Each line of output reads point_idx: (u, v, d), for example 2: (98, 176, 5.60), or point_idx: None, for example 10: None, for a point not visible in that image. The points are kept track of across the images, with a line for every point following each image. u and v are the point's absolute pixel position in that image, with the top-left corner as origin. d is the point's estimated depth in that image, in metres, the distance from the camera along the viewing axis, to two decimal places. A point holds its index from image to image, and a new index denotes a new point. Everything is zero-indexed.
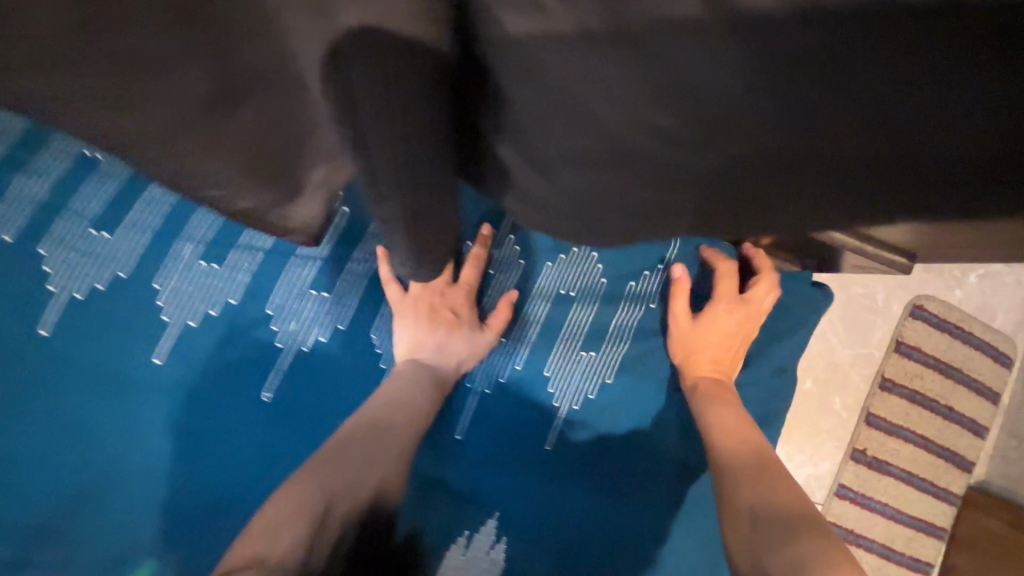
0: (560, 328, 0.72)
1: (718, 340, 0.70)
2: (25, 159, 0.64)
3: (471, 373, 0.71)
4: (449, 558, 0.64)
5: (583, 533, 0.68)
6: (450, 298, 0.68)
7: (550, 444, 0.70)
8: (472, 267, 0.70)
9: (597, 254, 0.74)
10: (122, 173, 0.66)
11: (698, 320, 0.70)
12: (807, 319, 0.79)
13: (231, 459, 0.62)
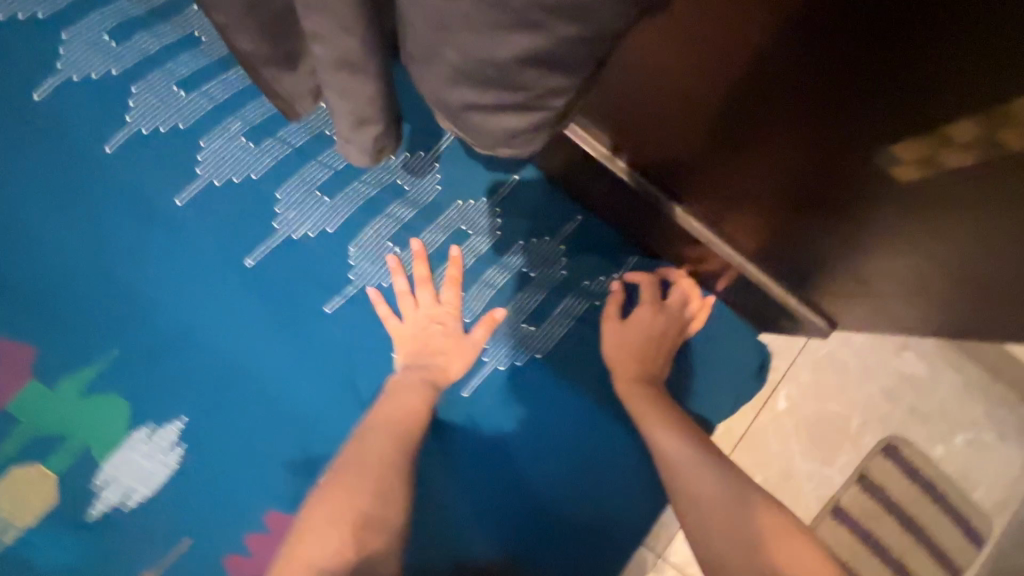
0: (512, 299, 0.79)
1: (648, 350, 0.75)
2: (152, 24, 0.82)
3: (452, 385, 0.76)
4: None
5: (478, 486, 0.73)
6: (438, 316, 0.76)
7: (466, 392, 0.76)
8: (454, 288, 0.77)
9: (563, 247, 0.83)
10: (213, 54, 0.82)
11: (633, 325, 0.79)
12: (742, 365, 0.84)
13: (210, 321, 0.74)
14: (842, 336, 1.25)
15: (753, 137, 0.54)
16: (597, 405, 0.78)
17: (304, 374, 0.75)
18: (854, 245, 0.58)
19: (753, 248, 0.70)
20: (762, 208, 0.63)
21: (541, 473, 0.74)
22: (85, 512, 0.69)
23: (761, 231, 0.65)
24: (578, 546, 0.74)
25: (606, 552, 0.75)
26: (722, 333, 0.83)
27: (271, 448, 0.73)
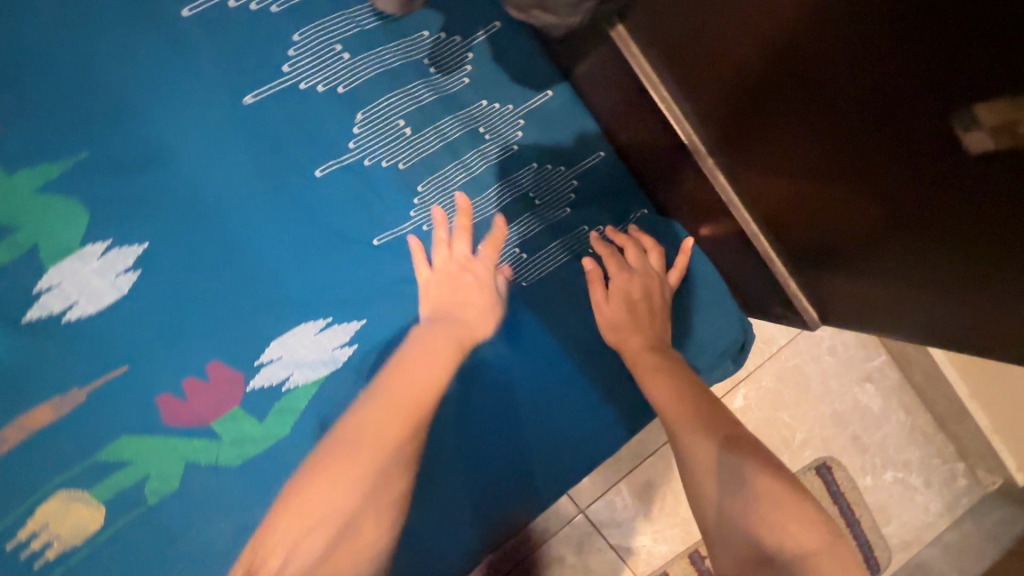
0: (509, 220, 0.75)
1: (634, 305, 0.71)
2: None
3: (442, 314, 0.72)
4: (303, 328, 0.72)
5: None
6: (466, 275, 0.70)
7: None
8: (489, 249, 0.70)
9: (577, 180, 0.78)
10: None
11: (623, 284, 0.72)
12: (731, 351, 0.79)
13: (188, 149, 0.70)
14: (814, 351, 1.26)
15: (819, 71, 0.48)
16: (565, 344, 0.77)
17: (275, 231, 0.71)
18: (885, 238, 0.53)
19: (771, 216, 0.66)
20: (785, 165, 0.58)
21: (489, 392, 0.74)
22: (27, 309, 0.68)
23: (790, 195, 0.61)
24: (506, 469, 0.74)
25: (533, 483, 0.75)
26: (715, 310, 0.77)
27: (225, 296, 0.71)
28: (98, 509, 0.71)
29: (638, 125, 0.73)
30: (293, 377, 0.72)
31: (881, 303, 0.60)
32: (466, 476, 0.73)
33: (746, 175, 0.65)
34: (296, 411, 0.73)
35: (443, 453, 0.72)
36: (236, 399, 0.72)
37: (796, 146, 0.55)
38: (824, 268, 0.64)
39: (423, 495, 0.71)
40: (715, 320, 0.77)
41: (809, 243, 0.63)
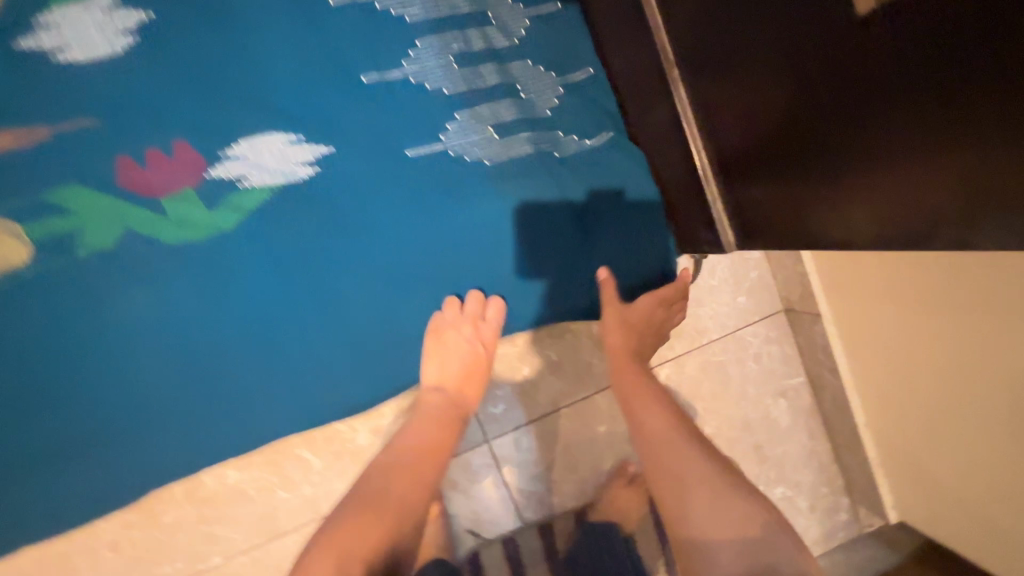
0: (490, 100, 0.80)
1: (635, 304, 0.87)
2: None
3: (401, 215, 0.78)
4: (275, 136, 0.76)
5: (370, 223, 0.78)
6: (479, 333, 0.84)
7: (410, 152, 0.79)
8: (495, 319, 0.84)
9: (562, 88, 0.83)
10: None
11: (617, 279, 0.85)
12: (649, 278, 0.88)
13: None
14: (742, 356, 1.33)
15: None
16: (508, 226, 0.79)
17: (274, 39, 0.75)
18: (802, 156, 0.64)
19: (717, 135, 0.76)
20: (735, 75, 0.69)
21: (425, 247, 0.79)
22: (21, 37, 0.71)
23: (737, 112, 0.71)
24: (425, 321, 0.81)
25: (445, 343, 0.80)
26: (645, 233, 0.85)
27: (208, 81, 0.74)
28: (25, 248, 0.73)
29: (631, 44, 0.82)
30: (251, 177, 0.76)
31: (786, 217, 0.70)
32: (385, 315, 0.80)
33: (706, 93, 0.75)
34: (245, 212, 0.76)
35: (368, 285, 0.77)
36: (192, 182, 0.75)
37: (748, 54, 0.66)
38: (744, 185, 0.75)
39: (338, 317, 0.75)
40: (643, 242, 0.85)
41: (740, 155, 0.74)
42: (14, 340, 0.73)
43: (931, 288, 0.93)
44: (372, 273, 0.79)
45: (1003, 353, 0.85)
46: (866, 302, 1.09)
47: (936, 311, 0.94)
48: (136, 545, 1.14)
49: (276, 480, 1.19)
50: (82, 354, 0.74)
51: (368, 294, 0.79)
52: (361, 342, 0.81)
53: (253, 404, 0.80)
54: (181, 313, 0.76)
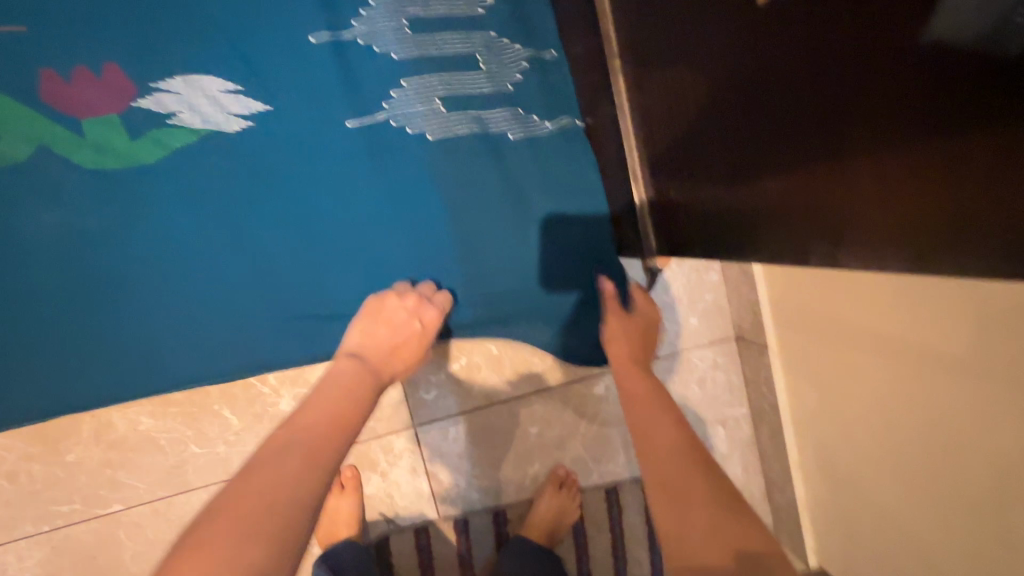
0: (442, 70, 0.77)
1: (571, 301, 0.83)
2: None
3: (331, 175, 0.76)
4: (210, 76, 0.73)
5: (297, 177, 0.76)
6: (421, 312, 0.76)
7: (350, 122, 0.76)
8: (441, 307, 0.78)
9: (525, 66, 0.80)
10: None
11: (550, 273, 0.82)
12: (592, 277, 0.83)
13: None
14: (687, 378, 1.31)
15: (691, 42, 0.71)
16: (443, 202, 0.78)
17: None
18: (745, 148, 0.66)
19: (656, 132, 0.84)
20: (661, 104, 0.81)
21: (350, 210, 0.77)
22: None
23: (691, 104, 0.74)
24: (342, 287, 0.78)
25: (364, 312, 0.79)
26: (586, 231, 0.83)
27: (147, 6, 0.72)
28: None
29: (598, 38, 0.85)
30: (180, 116, 0.73)
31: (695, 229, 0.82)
32: (301, 275, 0.78)
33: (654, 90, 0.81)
34: (167, 147, 0.73)
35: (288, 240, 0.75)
36: (116, 107, 0.72)
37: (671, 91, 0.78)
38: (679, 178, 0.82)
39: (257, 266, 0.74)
40: (582, 240, 0.83)
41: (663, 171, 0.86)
42: None
43: (845, 309, 0.96)
44: (292, 228, 0.77)
45: (895, 381, 0.89)
46: (793, 316, 1.11)
47: (847, 332, 0.97)
48: (35, 478, 1.11)
49: (190, 434, 1.16)
50: None
51: (285, 250, 0.77)
52: (266, 301, 0.77)
53: (140, 349, 0.76)
54: (79, 239, 0.73)
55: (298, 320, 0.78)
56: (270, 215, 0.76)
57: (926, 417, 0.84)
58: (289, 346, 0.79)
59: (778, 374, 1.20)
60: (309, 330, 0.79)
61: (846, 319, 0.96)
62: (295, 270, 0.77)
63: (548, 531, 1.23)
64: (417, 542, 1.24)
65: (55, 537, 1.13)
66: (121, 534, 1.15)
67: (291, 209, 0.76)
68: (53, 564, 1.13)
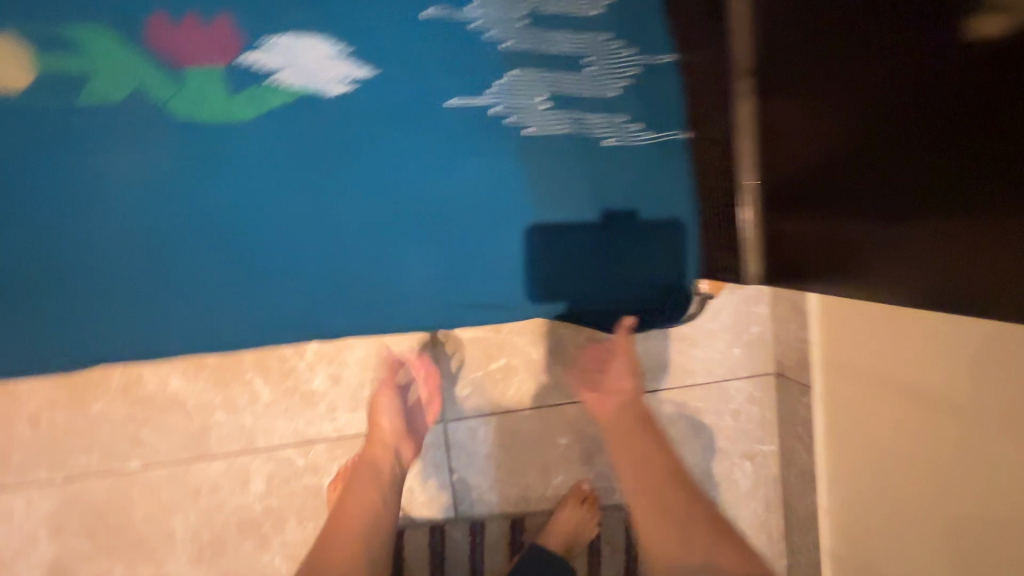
0: (551, 68, 0.76)
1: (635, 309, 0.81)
2: None
3: (425, 156, 0.75)
4: (320, 41, 0.71)
5: (390, 155, 0.74)
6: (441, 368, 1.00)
7: (452, 103, 0.75)
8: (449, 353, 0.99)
9: (635, 73, 0.78)
10: None
11: (623, 280, 0.80)
12: (661, 290, 0.80)
13: None
14: (721, 407, 1.29)
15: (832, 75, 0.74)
16: (533, 192, 0.77)
17: None
18: (870, 190, 0.71)
19: (772, 162, 0.86)
20: (781, 129, 0.84)
21: (441, 196, 0.76)
22: None
23: (812, 136, 0.78)
24: (423, 272, 0.77)
25: (437, 298, 0.78)
26: (666, 245, 0.79)
27: None
28: (27, 75, 0.68)
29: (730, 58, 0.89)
30: (283, 73, 0.71)
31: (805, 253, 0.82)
32: (379, 254, 0.76)
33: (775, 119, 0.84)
34: (265, 106, 0.72)
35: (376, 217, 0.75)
36: (219, 57, 0.70)
37: (798, 117, 0.80)
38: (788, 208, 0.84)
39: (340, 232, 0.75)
40: (661, 252, 0.79)
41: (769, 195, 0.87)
42: None
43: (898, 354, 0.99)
44: (378, 203, 0.75)
45: (944, 432, 0.92)
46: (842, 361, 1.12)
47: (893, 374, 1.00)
48: (57, 425, 1.09)
49: (217, 401, 1.14)
50: (38, 194, 0.70)
51: (368, 224, 0.75)
52: (347, 277, 0.76)
53: (212, 308, 0.74)
54: (168, 186, 0.71)
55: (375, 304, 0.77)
56: (357, 188, 0.74)
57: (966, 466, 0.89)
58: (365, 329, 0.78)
59: (818, 415, 1.19)
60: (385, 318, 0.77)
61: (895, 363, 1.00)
62: (374, 247, 0.75)
63: (566, 545, 1.20)
64: (430, 539, 1.22)
65: (69, 487, 1.11)
66: (134, 493, 1.13)
67: (381, 186, 0.75)
68: (62, 515, 1.11)
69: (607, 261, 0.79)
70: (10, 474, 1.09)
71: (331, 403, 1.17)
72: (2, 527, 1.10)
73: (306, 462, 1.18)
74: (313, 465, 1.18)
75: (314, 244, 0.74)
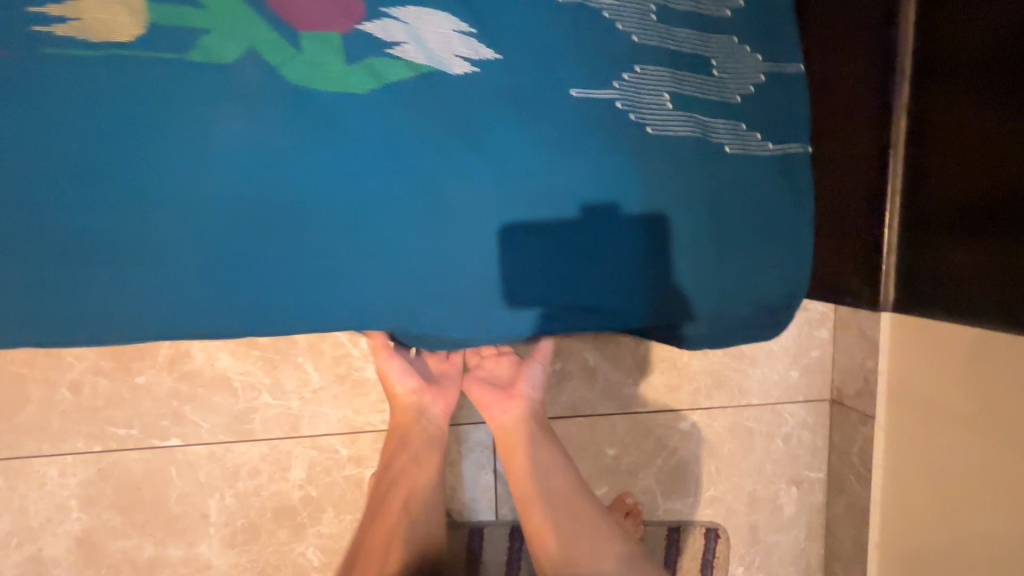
0: (677, 68, 0.77)
1: (731, 319, 0.84)
2: None
3: (548, 145, 0.71)
4: (451, 19, 0.71)
5: (510, 142, 0.71)
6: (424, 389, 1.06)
7: (575, 93, 0.73)
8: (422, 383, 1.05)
9: (756, 82, 0.82)
10: None
11: (724, 291, 0.81)
12: (760, 301, 0.83)
13: None
14: (773, 430, 1.26)
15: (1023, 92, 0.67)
16: (650, 191, 0.74)
17: None
18: None
19: (929, 186, 0.80)
20: (946, 148, 0.77)
21: (559, 189, 0.72)
22: None
23: (985, 161, 0.72)
24: (535, 270, 0.74)
25: (544, 296, 0.75)
26: (768, 259, 0.82)
27: None
28: (134, 27, 0.65)
29: (888, 65, 0.83)
30: (407, 47, 0.69)
31: (960, 285, 0.76)
32: (487, 244, 0.71)
33: (947, 139, 0.76)
34: (382, 80, 0.69)
35: (486, 205, 0.70)
36: (345, 25, 0.68)
37: (967, 139, 0.74)
38: (943, 235, 0.78)
39: (447, 220, 0.69)
40: (765, 263, 0.82)
41: (924, 219, 0.81)
42: (64, 103, 0.62)
43: (970, 388, 0.97)
44: (494, 190, 0.70)
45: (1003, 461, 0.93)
46: (908, 391, 1.10)
47: (955, 406, 1.00)
48: (99, 394, 1.05)
49: (266, 382, 1.10)
50: (128, 145, 0.63)
51: (482, 212, 0.70)
52: (452, 271, 0.71)
53: (306, 292, 0.70)
54: (269, 157, 0.66)
55: (481, 301, 0.73)
56: (471, 173, 0.69)
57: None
58: (467, 324, 0.75)
59: (880, 446, 1.17)
60: (491, 314, 0.75)
61: (955, 394, 1.00)
62: (484, 238, 0.71)
63: None
64: (468, 542, 1.18)
65: (104, 459, 1.07)
66: (172, 471, 1.09)
67: (498, 173, 0.70)
68: (96, 487, 1.07)
69: (714, 268, 0.79)
70: (46, 440, 1.05)
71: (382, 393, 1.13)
72: (32, 495, 1.06)
73: (349, 452, 1.14)
74: (357, 456, 1.14)
75: (422, 228, 0.69)
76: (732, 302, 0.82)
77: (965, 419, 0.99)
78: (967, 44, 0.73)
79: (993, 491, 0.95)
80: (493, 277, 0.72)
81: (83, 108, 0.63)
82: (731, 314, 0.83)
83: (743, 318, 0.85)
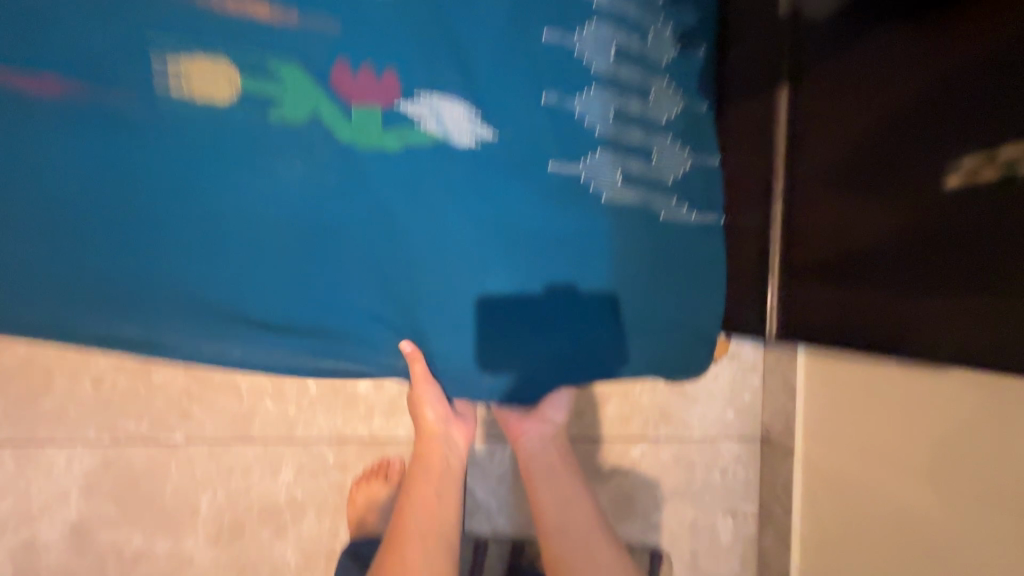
0: (629, 156, 1.03)
1: (666, 350, 1.08)
2: None
3: (530, 203, 0.98)
4: (466, 107, 0.96)
5: (501, 200, 0.97)
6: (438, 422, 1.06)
7: (552, 168, 0.99)
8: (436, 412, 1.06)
9: (685, 169, 1.09)
10: None
11: (660, 325, 1.06)
12: (686, 336, 1.09)
13: None
14: (712, 464, 1.44)
15: (860, 176, 0.94)
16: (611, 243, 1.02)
17: (488, 45, 0.98)
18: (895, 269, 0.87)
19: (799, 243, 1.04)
20: (809, 216, 1.03)
21: (537, 236, 0.99)
22: None
23: (838, 225, 0.97)
24: (517, 295, 0.99)
25: (525, 315, 1.00)
26: (690, 303, 1.08)
27: (428, 41, 0.95)
28: (231, 96, 0.86)
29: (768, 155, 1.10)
30: (431, 124, 0.94)
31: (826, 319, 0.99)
32: (484, 273, 0.97)
33: (811, 210, 1.02)
34: (410, 145, 0.93)
35: (484, 244, 0.96)
36: (386, 103, 0.92)
37: (827, 207, 0.99)
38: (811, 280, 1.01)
39: (454, 253, 0.95)
40: (687, 306, 1.08)
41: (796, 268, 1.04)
42: (166, 138, 0.82)
43: (908, 425, 1.10)
44: (491, 233, 0.97)
45: (887, 480, 1.14)
46: (816, 428, 1.32)
47: (850, 438, 1.22)
48: (117, 389, 1.18)
49: (268, 389, 1.24)
50: (212, 173, 0.85)
51: (482, 248, 0.96)
52: (452, 285, 0.96)
53: (345, 293, 0.93)
54: (321, 189, 0.90)
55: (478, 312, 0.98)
56: (475, 219, 0.96)
57: (958, 535, 1.00)
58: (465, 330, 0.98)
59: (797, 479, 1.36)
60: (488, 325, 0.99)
61: (851, 428, 1.22)
62: (483, 268, 0.97)
63: None
64: None
65: (111, 450, 1.17)
66: (171, 466, 1.20)
67: (494, 220, 0.97)
68: (98, 475, 1.17)
69: (653, 307, 1.05)
70: (62, 428, 1.16)
71: (371, 406, 1.28)
72: (39, 480, 1.15)
73: (336, 460, 1.26)
74: (342, 463, 1.27)
75: (434, 258, 0.95)
76: (668, 334, 1.07)
77: (858, 447, 1.20)
78: (824, 140, 1.01)
79: (888, 506, 1.13)
80: (491, 297, 0.98)
81: (182, 143, 0.83)
82: (666, 344, 1.07)
83: (675, 351, 1.09)
